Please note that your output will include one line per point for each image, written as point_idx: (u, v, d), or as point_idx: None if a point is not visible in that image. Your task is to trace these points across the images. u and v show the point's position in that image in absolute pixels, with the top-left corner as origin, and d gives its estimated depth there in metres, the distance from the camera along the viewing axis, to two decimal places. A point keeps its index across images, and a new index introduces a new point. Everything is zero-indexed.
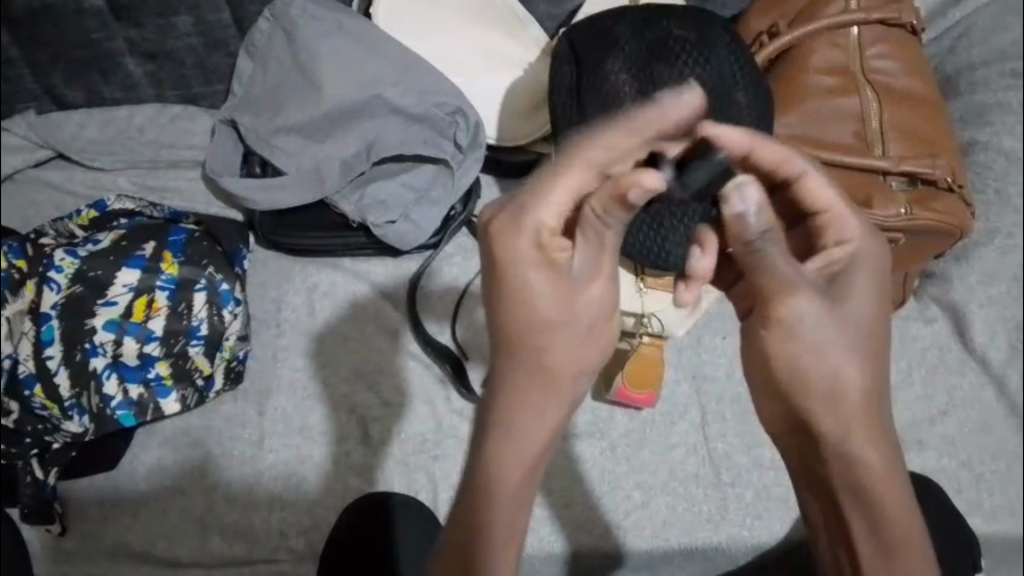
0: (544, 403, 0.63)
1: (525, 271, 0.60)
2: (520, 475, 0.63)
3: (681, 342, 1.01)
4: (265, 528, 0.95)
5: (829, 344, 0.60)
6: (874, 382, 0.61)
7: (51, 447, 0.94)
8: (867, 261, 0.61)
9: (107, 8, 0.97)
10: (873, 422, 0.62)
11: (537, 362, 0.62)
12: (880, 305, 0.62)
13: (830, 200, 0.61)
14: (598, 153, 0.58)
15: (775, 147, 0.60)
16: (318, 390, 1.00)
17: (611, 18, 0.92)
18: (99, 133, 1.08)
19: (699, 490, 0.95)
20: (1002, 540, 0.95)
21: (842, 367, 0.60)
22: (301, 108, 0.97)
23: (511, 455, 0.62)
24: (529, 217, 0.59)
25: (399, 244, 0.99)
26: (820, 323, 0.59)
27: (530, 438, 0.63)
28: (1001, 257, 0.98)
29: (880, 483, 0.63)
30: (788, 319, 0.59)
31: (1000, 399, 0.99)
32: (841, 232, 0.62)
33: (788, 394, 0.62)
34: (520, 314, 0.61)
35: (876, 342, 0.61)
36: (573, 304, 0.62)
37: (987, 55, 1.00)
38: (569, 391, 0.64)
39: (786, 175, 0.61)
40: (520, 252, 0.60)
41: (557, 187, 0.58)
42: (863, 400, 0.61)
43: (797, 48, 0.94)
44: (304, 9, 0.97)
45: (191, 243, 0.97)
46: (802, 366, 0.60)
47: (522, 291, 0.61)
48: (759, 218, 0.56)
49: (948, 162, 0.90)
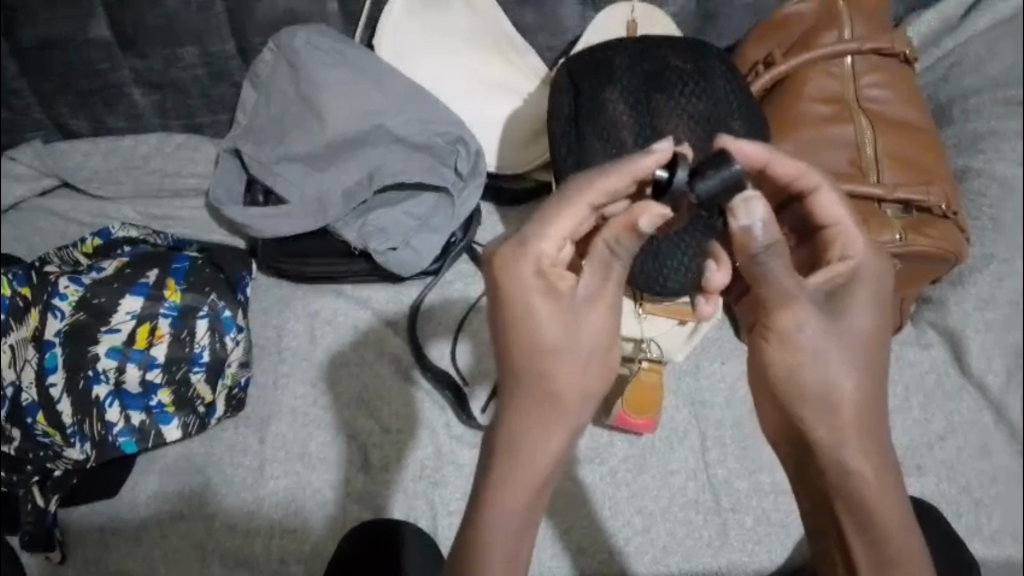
0: (551, 426, 0.65)
1: (527, 298, 0.63)
2: (528, 493, 0.64)
3: (681, 368, 1.02)
4: (265, 555, 0.95)
5: (826, 354, 0.62)
6: (870, 392, 0.64)
7: (53, 474, 0.95)
8: (871, 277, 0.64)
9: (113, 38, 1.00)
10: (868, 432, 0.64)
11: (543, 386, 0.64)
12: (882, 320, 0.64)
13: (838, 215, 0.64)
14: (590, 194, 0.61)
15: (792, 161, 0.62)
16: (319, 416, 1.00)
17: (609, 48, 0.93)
18: (103, 162, 1.09)
19: (699, 515, 0.95)
20: (1003, 565, 0.94)
21: (837, 377, 0.63)
22: (305, 137, 1.00)
23: (519, 473, 0.64)
24: (529, 248, 0.62)
25: (400, 271, 1.00)
26: (819, 334, 0.62)
27: (538, 459, 0.65)
28: (997, 284, 0.99)
29: (876, 496, 0.64)
30: (788, 330, 0.62)
31: (999, 424, 0.99)
32: (847, 247, 0.64)
33: (787, 403, 0.65)
34: (523, 339, 0.64)
35: (875, 355, 0.64)
36: (576, 330, 0.64)
37: (980, 84, 1.02)
38: (575, 415, 0.65)
39: (801, 188, 0.64)
40: (521, 280, 0.63)
41: (554, 223, 0.62)
42: (857, 410, 0.63)
43: (792, 76, 0.96)
44: (308, 39, 0.98)
45: (195, 270, 0.99)
46: (801, 375, 0.63)
47: (524, 317, 0.63)
48: (765, 232, 0.56)
49: (942, 189, 0.91)
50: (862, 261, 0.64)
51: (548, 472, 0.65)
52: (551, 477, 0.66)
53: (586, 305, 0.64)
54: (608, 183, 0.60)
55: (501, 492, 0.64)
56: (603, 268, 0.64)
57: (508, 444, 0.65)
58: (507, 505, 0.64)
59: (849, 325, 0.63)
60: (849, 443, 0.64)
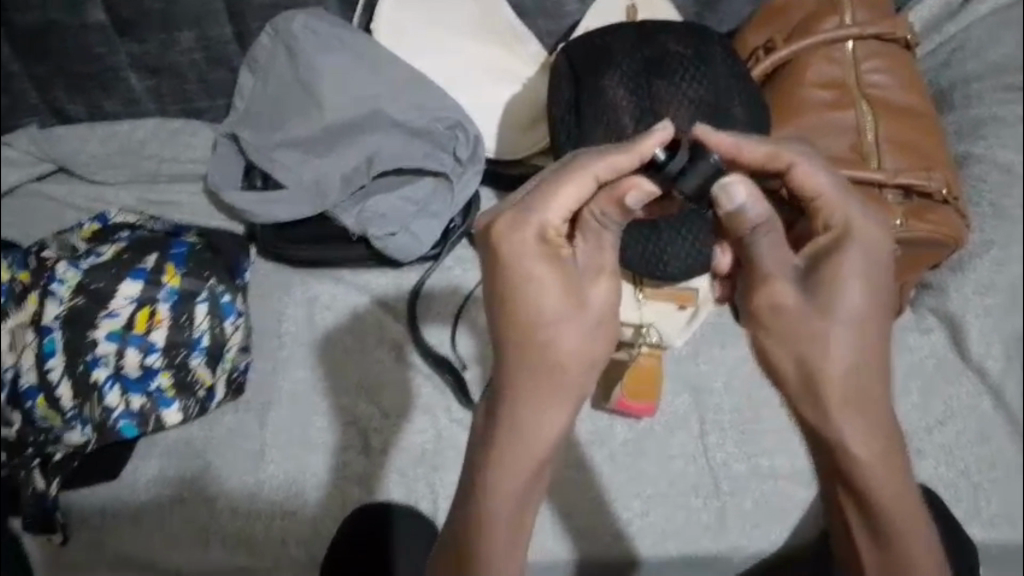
0: (550, 401, 0.66)
1: (529, 267, 0.64)
2: (526, 470, 0.66)
3: (679, 353, 1.02)
4: (265, 538, 0.95)
5: (806, 334, 0.65)
6: (859, 369, 0.65)
7: (54, 458, 0.94)
8: (860, 246, 0.64)
9: (109, 22, 0.99)
10: (863, 407, 0.65)
11: (543, 357, 0.65)
12: (872, 294, 0.65)
13: (820, 185, 0.65)
14: (600, 166, 0.62)
15: (759, 145, 0.63)
16: (319, 401, 1.00)
17: (607, 33, 0.93)
18: (101, 148, 1.09)
19: (698, 499, 0.95)
20: (1002, 549, 0.94)
21: (819, 355, 0.65)
22: (304, 122, 0.99)
23: (519, 448, 0.66)
24: (533, 217, 0.64)
25: (400, 256, 1.00)
26: (800, 313, 0.65)
27: (537, 434, 0.66)
28: (996, 270, 0.98)
29: (873, 470, 0.66)
30: (768, 309, 0.66)
31: (997, 409, 0.99)
32: (832, 217, 0.66)
33: (775, 381, 0.69)
34: (524, 310, 0.65)
35: (865, 329, 0.65)
36: (578, 300, 0.66)
37: (980, 69, 1.02)
38: (576, 386, 0.67)
39: (777, 168, 0.65)
40: (526, 248, 0.64)
41: (560, 196, 0.63)
42: (844, 386, 0.65)
43: (794, 61, 0.95)
44: (304, 24, 0.98)
45: (194, 254, 0.98)
46: (783, 355, 0.67)
47: (526, 284, 0.65)
48: (753, 206, 0.61)
49: (943, 175, 0.91)
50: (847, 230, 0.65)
51: (549, 447, 0.67)
52: (553, 451, 0.67)
53: (587, 272, 0.66)
54: (617, 159, 0.62)
55: (501, 469, 0.66)
56: (597, 239, 0.66)
57: (508, 418, 0.66)
58: (505, 485, 0.67)
59: (835, 302, 0.64)
60: (837, 420, 0.66)
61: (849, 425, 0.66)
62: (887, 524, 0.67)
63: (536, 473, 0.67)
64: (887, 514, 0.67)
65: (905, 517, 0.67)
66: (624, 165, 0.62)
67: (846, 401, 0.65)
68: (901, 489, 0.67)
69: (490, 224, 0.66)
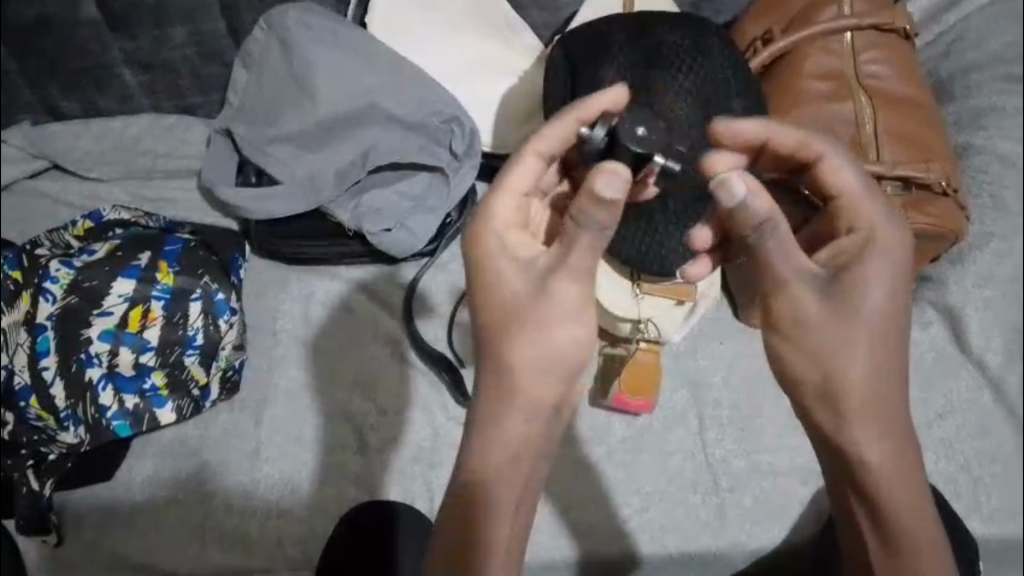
0: (512, 408, 0.67)
1: (490, 266, 0.66)
2: (486, 473, 0.68)
3: (678, 348, 1.01)
4: (261, 537, 0.94)
5: (824, 341, 0.65)
6: (877, 377, 0.65)
7: (48, 458, 0.94)
8: (886, 252, 0.64)
9: (102, 18, 0.98)
10: (877, 413, 0.66)
11: (502, 361, 0.67)
12: (896, 301, 0.64)
13: (846, 183, 0.65)
14: (541, 139, 0.65)
15: (790, 132, 0.65)
16: (315, 398, 1.00)
17: (603, 25, 0.92)
18: (95, 144, 1.08)
19: (697, 496, 0.95)
20: (1002, 543, 0.94)
21: (839, 364, 0.65)
22: (298, 117, 0.98)
23: (481, 453, 0.68)
24: (487, 215, 0.66)
25: (395, 252, 0.99)
26: (822, 321, 0.64)
27: (496, 440, 0.67)
28: (996, 261, 0.98)
29: (885, 472, 0.67)
30: (789, 317, 0.65)
31: (997, 402, 0.98)
32: (857, 219, 0.65)
33: (788, 385, 0.69)
34: (487, 312, 0.67)
35: (885, 336, 0.65)
36: (536, 299, 0.65)
37: (980, 59, 1.01)
38: (538, 393, 0.67)
39: (805, 159, 0.66)
40: (482, 245, 0.66)
41: (503, 183, 0.65)
42: (859, 393, 0.65)
43: (792, 52, 0.94)
44: (299, 18, 0.97)
45: (188, 252, 0.98)
46: (803, 363, 0.66)
47: (489, 283, 0.67)
48: (757, 202, 0.60)
49: (943, 166, 0.90)
50: (872, 232, 0.64)
51: (513, 454, 0.68)
52: (524, 454, 0.68)
53: (548, 275, 0.65)
54: (556, 128, 0.65)
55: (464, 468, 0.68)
56: (569, 243, 0.63)
57: (474, 420, 0.69)
58: (465, 487, 0.68)
59: (856, 310, 0.64)
60: (851, 425, 0.66)
61: (859, 430, 0.67)
62: (896, 526, 0.69)
63: (502, 480, 0.68)
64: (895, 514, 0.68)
65: (914, 519, 0.68)
66: (567, 134, 0.65)
67: (861, 407, 0.66)
68: (911, 491, 0.68)
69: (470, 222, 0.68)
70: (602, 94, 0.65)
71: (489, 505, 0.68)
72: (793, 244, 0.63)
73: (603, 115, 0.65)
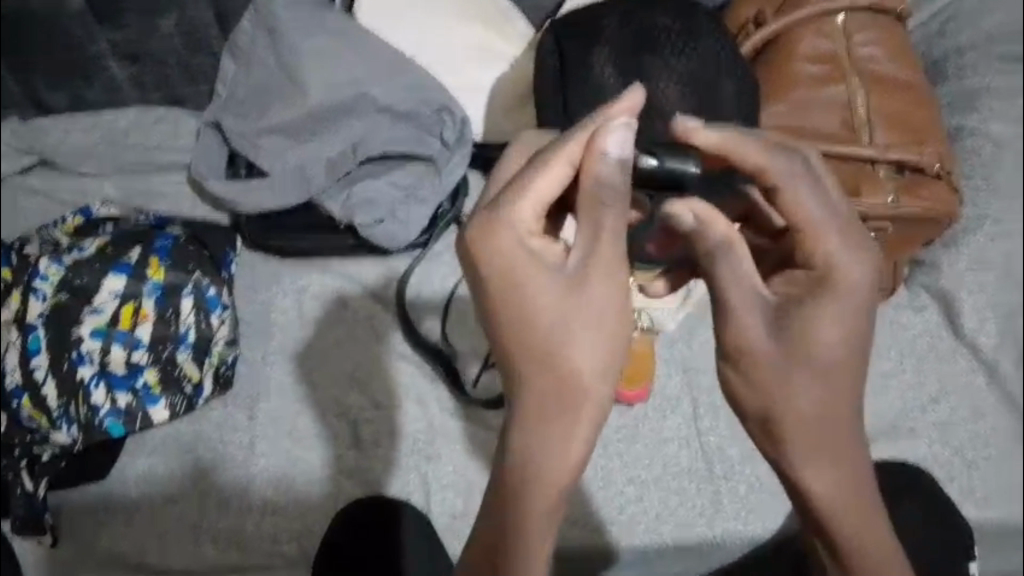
0: (574, 424, 0.58)
1: (511, 269, 0.58)
2: (535, 486, 0.59)
3: (671, 337, 1.01)
4: (259, 532, 0.95)
5: (779, 381, 0.58)
6: (833, 420, 0.59)
7: (40, 458, 0.94)
8: (843, 293, 0.58)
9: (87, 11, 0.97)
10: (829, 450, 0.60)
11: (550, 376, 0.58)
12: (851, 337, 0.58)
13: (807, 214, 0.58)
14: (571, 149, 0.56)
15: (758, 150, 0.58)
16: (308, 393, 1.00)
17: (593, 12, 0.91)
18: (84, 138, 1.07)
19: (692, 484, 0.95)
20: (998, 525, 0.94)
21: (784, 391, 0.58)
22: (287, 108, 0.97)
23: (528, 489, 0.59)
24: (502, 219, 0.57)
25: (388, 243, 0.98)
26: (778, 362, 0.58)
27: (552, 470, 0.59)
28: (990, 244, 0.98)
29: (832, 501, 0.61)
30: (739, 350, 0.59)
31: (991, 386, 0.98)
32: (818, 253, 0.59)
33: (737, 409, 0.62)
34: (525, 320, 0.58)
35: (843, 379, 0.59)
36: (573, 300, 0.58)
37: (977, 39, 0.99)
38: (597, 408, 0.59)
39: (764, 184, 0.59)
40: (502, 252, 0.57)
41: (525, 189, 0.57)
42: (812, 434, 0.59)
43: (784, 35, 0.93)
44: (286, 7, 0.96)
45: (178, 248, 0.97)
46: (749, 392, 0.60)
47: (512, 289, 0.58)
48: (712, 220, 0.59)
49: (935, 149, 0.90)
50: (828, 273, 0.58)
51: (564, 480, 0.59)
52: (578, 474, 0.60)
53: (584, 269, 0.58)
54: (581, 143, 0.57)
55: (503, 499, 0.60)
56: (596, 233, 0.58)
57: (511, 452, 0.59)
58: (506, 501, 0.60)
59: (806, 344, 0.58)
60: (799, 459, 0.60)
61: (805, 459, 0.60)
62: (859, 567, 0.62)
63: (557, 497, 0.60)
64: (847, 543, 0.61)
65: (871, 552, 0.62)
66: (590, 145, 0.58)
67: (807, 439, 0.59)
68: (878, 529, 0.62)
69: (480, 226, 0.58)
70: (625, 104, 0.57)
71: (533, 525, 0.59)
72: (740, 271, 0.59)
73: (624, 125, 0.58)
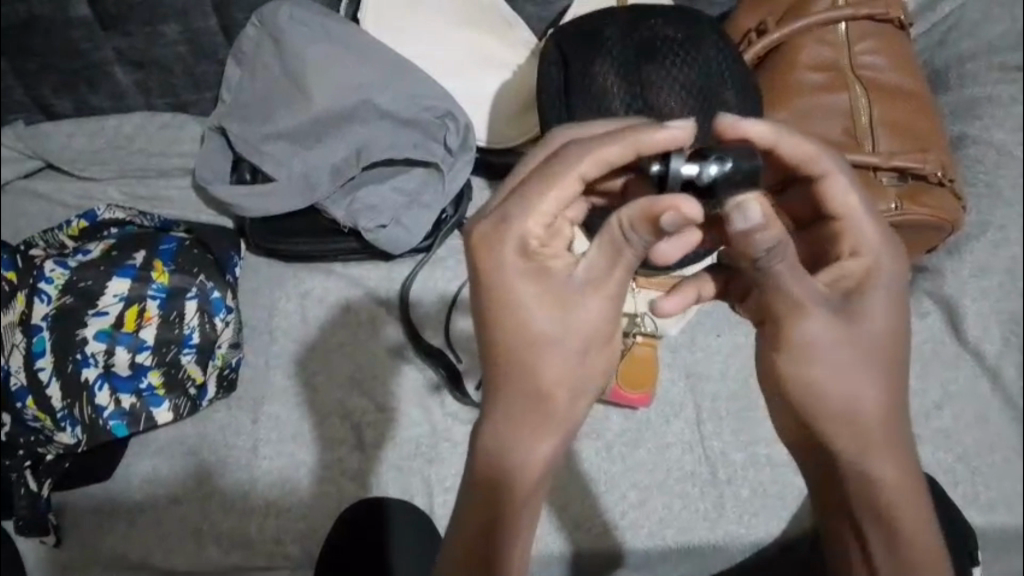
0: (548, 428, 0.59)
1: (509, 278, 0.57)
2: (506, 487, 0.59)
3: (674, 343, 1.01)
4: (262, 536, 0.94)
5: (851, 368, 0.58)
6: (889, 404, 0.59)
7: (45, 458, 0.94)
8: (891, 277, 0.59)
9: (94, 17, 0.97)
10: (889, 438, 0.59)
11: (532, 387, 0.58)
12: (899, 318, 0.59)
13: (848, 206, 0.59)
14: (585, 162, 0.55)
15: (801, 142, 0.57)
16: (312, 397, 1.00)
17: (596, 20, 0.91)
18: (87, 143, 1.08)
19: (695, 488, 0.95)
20: (1002, 532, 0.94)
21: (846, 376, 0.58)
22: (291, 115, 0.97)
23: (507, 489, 0.59)
24: (512, 226, 0.56)
25: (392, 248, 0.99)
26: (839, 349, 0.58)
27: (525, 474, 0.59)
28: (993, 251, 0.99)
29: (895, 491, 0.59)
30: (800, 340, 0.58)
31: (995, 391, 0.99)
32: (860, 242, 0.60)
33: (794, 408, 0.60)
34: (518, 329, 0.57)
35: (899, 366, 0.60)
36: (570, 317, 0.57)
37: (976, 49, 1.00)
38: (570, 418, 0.60)
39: (808, 173, 0.59)
40: (502, 260, 0.57)
41: (532, 202, 0.56)
42: (874, 420, 0.59)
43: (786, 44, 0.94)
44: (291, 14, 0.96)
45: (182, 250, 0.98)
46: (810, 384, 0.59)
47: (509, 298, 0.57)
48: (766, 233, 0.52)
49: (939, 156, 0.89)
50: (875, 258, 0.59)
51: (538, 481, 0.59)
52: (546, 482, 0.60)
53: (586, 287, 0.58)
54: (608, 152, 0.55)
55: (476, 494, 0.60)
56: (613, 255, 0.57)
57: (492, 450, 0.59)
58: (478, 497, 0.60)
59: (864, 327, 0.58)
60: (860, 449, 0.59)
61: (868, 448, 0.59)
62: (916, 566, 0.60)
63: (526, 503, 0.60)
64: (910, 538, 0.60)
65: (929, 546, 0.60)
66: (618, 160, 0.55)
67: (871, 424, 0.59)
68: (928, 519, 0.61)
69: (485, 231, 0.57)
70: (669, 132, 0.54)
71: (502, 524, 0.59)
72: (794, 273, 0.55)
73: (664, 152, 0.55)
